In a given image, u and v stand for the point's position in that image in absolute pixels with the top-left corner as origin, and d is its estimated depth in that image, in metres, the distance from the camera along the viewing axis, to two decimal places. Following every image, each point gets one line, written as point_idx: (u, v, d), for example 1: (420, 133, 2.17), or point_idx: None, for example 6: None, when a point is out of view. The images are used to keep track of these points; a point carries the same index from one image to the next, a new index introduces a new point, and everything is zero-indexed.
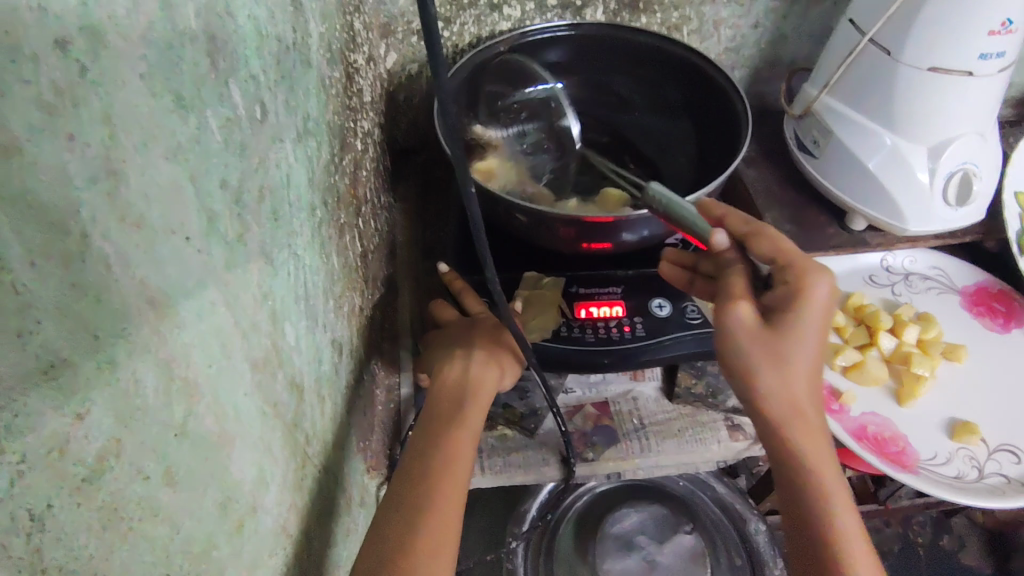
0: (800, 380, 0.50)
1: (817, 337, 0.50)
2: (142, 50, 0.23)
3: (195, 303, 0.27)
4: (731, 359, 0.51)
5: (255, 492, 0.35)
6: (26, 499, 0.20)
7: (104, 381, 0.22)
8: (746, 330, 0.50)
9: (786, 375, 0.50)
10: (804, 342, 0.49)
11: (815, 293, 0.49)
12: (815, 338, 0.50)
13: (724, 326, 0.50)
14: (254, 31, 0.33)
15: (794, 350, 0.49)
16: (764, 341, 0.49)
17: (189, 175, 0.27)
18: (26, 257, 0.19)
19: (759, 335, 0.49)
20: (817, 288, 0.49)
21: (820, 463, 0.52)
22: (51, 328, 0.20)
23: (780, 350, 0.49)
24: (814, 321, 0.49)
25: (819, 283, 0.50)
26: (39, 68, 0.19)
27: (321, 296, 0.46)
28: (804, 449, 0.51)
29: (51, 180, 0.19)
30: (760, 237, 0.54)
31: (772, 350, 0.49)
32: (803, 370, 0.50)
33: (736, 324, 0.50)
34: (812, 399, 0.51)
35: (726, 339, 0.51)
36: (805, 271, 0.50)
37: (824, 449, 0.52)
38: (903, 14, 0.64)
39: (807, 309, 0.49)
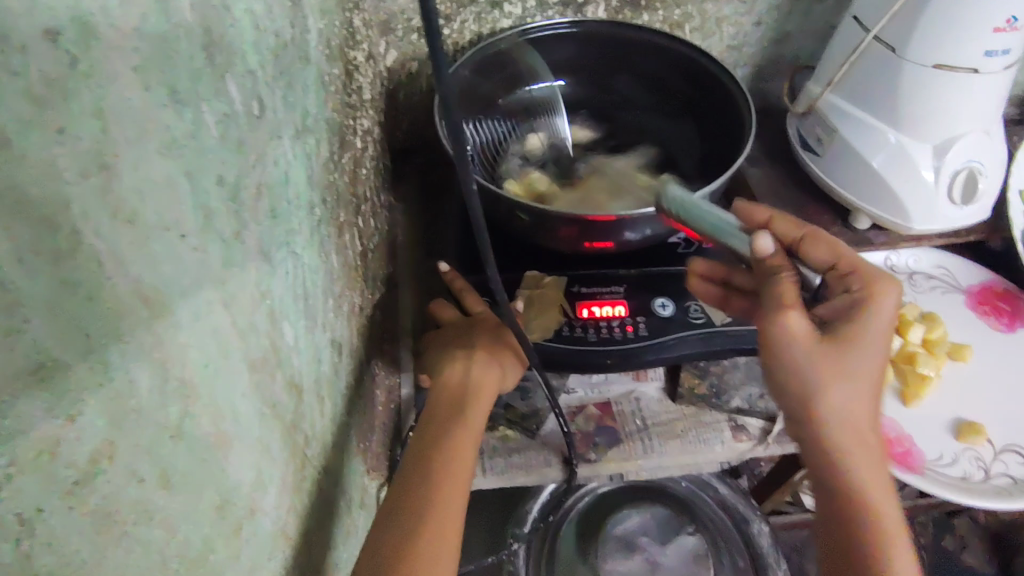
0: (863, 394, 0.50)
1: (881, 349, 0.50)
2: (135, 42, 0.22)
3: (191, 301, 0.27)
4: (782, 366, 0.51)
5: (253, 494, 0.35)
6: (14, 504, 0.19)
7: (96, 381, 0.22)
8: (807, 338, 0.49)
9: (848, 386, 0.50)
10: (866, 353, 0.50)
11: (881, 302, 0.50)
12: (879, 350, 0.50)
13: (780, 335, 0.50)
14: (252, 26, 0.32)
15: (855, 361, 0.49)
16: (825, 350, 0.49)
17: (185, 171, 0.26)
18: (13, 254, 0.18)
19: (820, 344, 0.49)
20: (883, 297, 0.50)
21: (872, 479, 0.51)
22: (41, 327, 0.19)
23: (842, 359, 0.49)
24: (880, 331, 0.50)
25: (886, 291, 0.50)
26: (27, 59, 0.18)
27: (320, 295, 0.46)
28: (858, 463, 0.51)
29: (40, 175, 0.19)
30: (815, 241, 0.54)
31: (835, 358, 0.49)
32: (866, 381, 0.50)
33: (795, 331, 0.49)
34: (871, 414, 0.51)
35: (784, 348, 0.50)
36: (871, 279, 0.51)
37: (879, 467, 0.52)
38: (907, 10, 0.64)
39: (872, 318, 0.50)
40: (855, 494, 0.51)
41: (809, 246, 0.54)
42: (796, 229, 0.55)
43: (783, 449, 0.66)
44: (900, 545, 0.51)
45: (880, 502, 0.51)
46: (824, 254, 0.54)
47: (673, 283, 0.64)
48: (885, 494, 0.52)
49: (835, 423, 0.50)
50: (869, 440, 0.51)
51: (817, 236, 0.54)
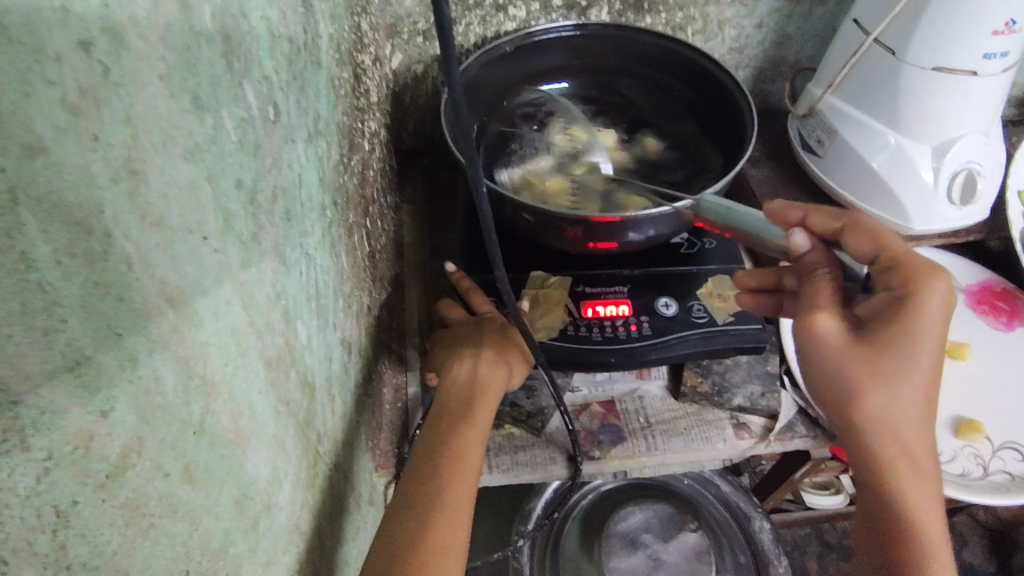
0: (909, 405, 0.47)
1: (930, 351, 0.46)
2: (160, 51, 0.23)
3: (211, 301, 0.28)
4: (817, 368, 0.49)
5: (270, 490, 0.35)
6: (51, 496, 0.20)
7: (126, 378, 0.22)
8: (838, 344, 0.47)
9: (886, 393, 0.47)
10: (906, 361, 0.46)
11: (926, 301, 0.46)
12: (928, 354, 0.46)
13: (810, 338, 0.48)
14: (267, 32, 0.33)
15: (894, 370, 0.46)
16: (860, 360, 0.47)
17: (207, 175, 0.27)
18: (52, 256, 0.19)
19: (851, 353, 0.47)
20: (931, 294, 0.46)
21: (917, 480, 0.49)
22: (76, 326, 0.20)
23: (877, 370, 0.46)
24: (926, 335, 0.46)
25: (939, 287, 0.46)
26: (64, 70, 0.19)
27: (331, 295, 0.46)
28: (904, 468, 0.49)
29: (75, 179, 0.19)
30: (856, 230, 0.51)
31: (867, 370, 0.47)
32: (911, 390, 0.47)
33: (825, 336, 0.48)
34: (920, 419, 0.48)
35: (815, 353, 0.49)
36: (917, 273, 0.47)
37: (925, 470, 0.50)
38: (905, 15, 0.65)
39: (926, 314, 0.46)
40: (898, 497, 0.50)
41: (851, 235, 0.51)
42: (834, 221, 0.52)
43: (784, 447, 0.67)
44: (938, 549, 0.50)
45: (922, 503, 0.50)
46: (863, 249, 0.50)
47: (675, 283, 0.65)
48: (930, 496, 0.50)
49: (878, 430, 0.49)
50: (916, 445, 0.49)
51: (861, 228, 0.51)
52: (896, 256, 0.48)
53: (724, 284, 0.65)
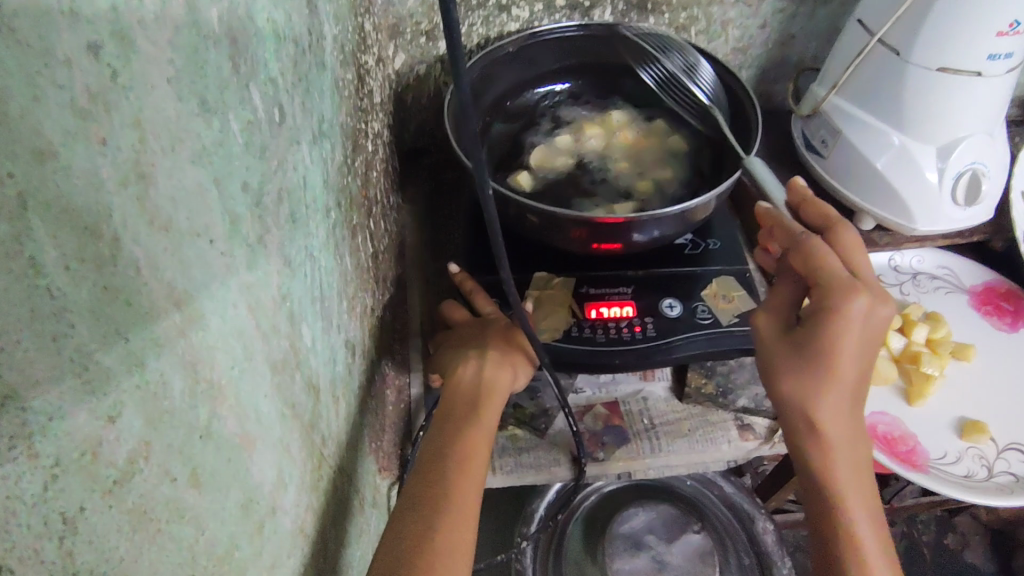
0: (828, 409, 0.51)
1: (845, 357, 0.50)
2: (168, 55, 0.23)
3: (218, 305, 0.27)
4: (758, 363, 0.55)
5: (275, 493, 0.35)
6: (59, 502, 0.20)
7: (134, 382, 0.22)
8: (768, 342, 0.54)
9: (802, 394, 0.51)
10: (814, 364, 0.50)
11: (840, 315, 0.49)
12: (842, 359, 0.50)
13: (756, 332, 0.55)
14: (273, 34, 0.33)
15: (801, 370, 0.51)
16: (779, 360, 0.52)
17: (214, 178, 0.27)
18: (61, 261, 0.19)
19: (778, 353, 0.53)
20: (845, 309, 0.49)
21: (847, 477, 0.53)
22: (85, 331, 0.20)
23: (793, 370, 0.51)
24: (839, 344, 0.50)
25: (847, 305, 0.49)
26: (73, 74, 0.19)
27: (335, 297, 0.46)
28: (832, 466, 0.53)
29: (85, 184, 0.19)
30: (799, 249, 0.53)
31: (785, 371, 0.52)
32: (828, 394, 0.51)
33: (760, 334, 0.54)
34: (844, 420, 0.52)
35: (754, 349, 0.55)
36: (835, 289, 0.49)
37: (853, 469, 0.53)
38: (910, 16, 0.65)
39: (833, 326, 0.49)
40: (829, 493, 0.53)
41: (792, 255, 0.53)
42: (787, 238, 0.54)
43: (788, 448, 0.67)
44: (870, 550, 0.52)
45: (851, 502, 0.53)
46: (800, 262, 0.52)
47: (679, 284, 0.65)
48: (858, 497, 0.53)
49: (801, 428, 0.53)
50: (839, 444, 0.52)
51: (799, 245, 0.52)
52: (824, 273, 0.50)
53: (728, 286, 0.65)
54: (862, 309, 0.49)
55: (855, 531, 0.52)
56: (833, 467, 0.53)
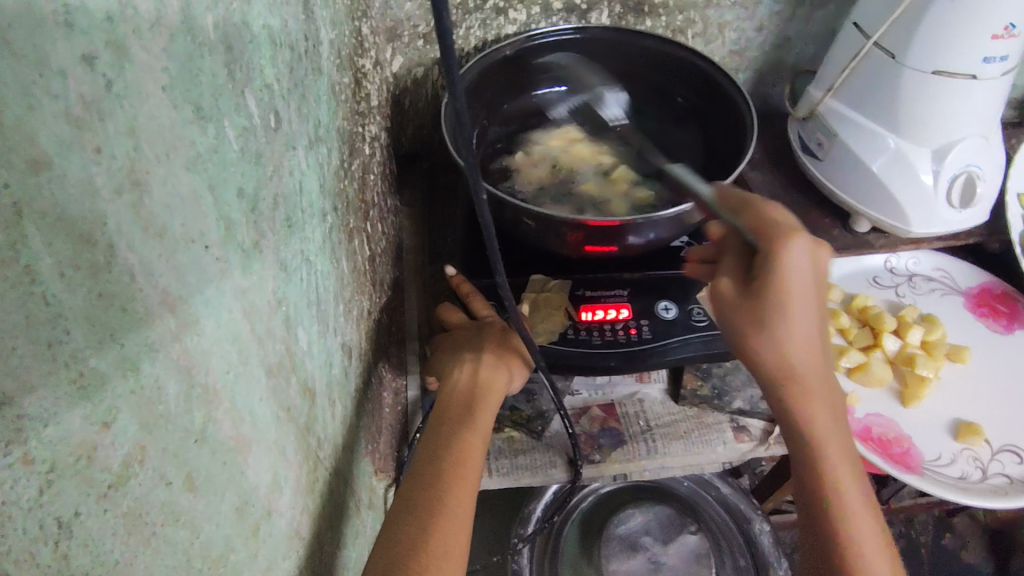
0: (794, 357, 0.50)
1: (800, 305, 0.47)
2: (163, 63, 0.23)
3: (213, 310, 0.28)
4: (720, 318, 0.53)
5: (270, 496, 0.36)
6: (55, 507, 0.20)
7: (128, 388, 0.22)
8: (724, 301, 0.50)
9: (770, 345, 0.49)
10: (773, 314, 0.48)
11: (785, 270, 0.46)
12: (796, 310, 0.48)
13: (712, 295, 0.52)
14: (268, 40, 0.33)
15: (761, 321, 0.48)
16: (738, 322, 0.50)
17: (209, 184, 0.27)
18: (56, 268, 0.19)
19: (735, 313, 0.50)
20: (785, 262, 0.45)
21: (823, 415, 0.52)
22: (80, 337, 0.20)
23: (753, 328, 0.49)
24: (790, 296, 0.47)
25: (790, 256, 0.45)
26: (68, 84, 0.19)
27: (332, 300, 0.47)
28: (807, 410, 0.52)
29: (79, 192, 0.20)
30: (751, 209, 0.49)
31: (745, 329, 0.49)
32: (789, 343, 0.49)
33: (719, 297, 0.51)
34: (812, 362, 0.50)
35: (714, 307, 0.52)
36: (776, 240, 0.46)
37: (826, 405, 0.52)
38: (905, 19, 0.65)
39: (780, 279, 0.46)
40: (805, 436, 0.53)
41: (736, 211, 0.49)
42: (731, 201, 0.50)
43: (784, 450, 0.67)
44: (848, 486, 0.53)
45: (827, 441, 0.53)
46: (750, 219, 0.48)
47: (675, 286, 0.65)
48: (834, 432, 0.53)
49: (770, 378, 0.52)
50: (810, 387, 0.51)
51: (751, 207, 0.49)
52: (769, 225, 0.47)
53: None
54: (806, 257, 0.45)
55: (834, 470, 0.53)
56: (806, 411, 0.52)
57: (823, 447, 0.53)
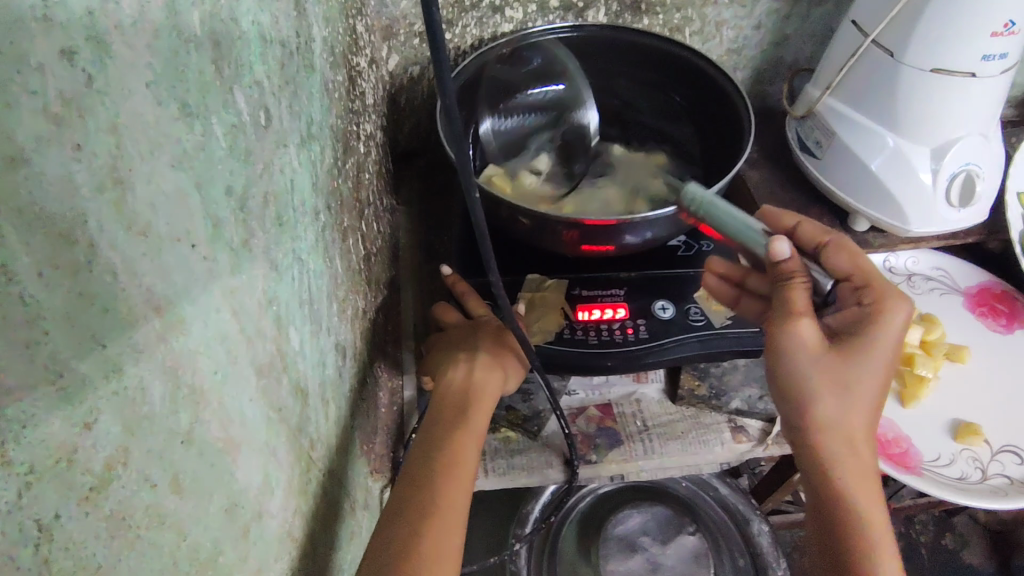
0: (861, 412, 0.52)
1: (881, 364, 0.52)
2: (147, 59, 0.23)
3: (200, 309, 0.27)
4: (788, 367, 0.52)
5: (261, 497, 0.35)
6: (34, 510, 0.20)
7: (111, 389, 0.22)
8: (810, 345, 0.51)
9: (851, 397, 0.51)
10: (869, 362, 0.51)
11: (892, 322, 0.52)
12: (880, 365, 0.52)
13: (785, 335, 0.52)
14: (258, 37, 0.33)
15: (856, 368, 0.51)
16: (827, 367, 0.51)
17: (196, 182, 0.27)
18: (33, 267, 0.19)
19: (824, 357, 0.51)
20: (893, 317, 0.52)
21: (865, 480, 0.53)
22: (59, 338, 0.20)
23: (844, 374, 0.51)
24: (883, 349, 0.51)
25: (896, 311, 0.52)
26: (46, 80, 0.19)
27: (325, 299, 0.46)
28: (853, 469, 0.53)
29: (58, 190, 0.19)
30: (837, 248, 0.56)
31: (831, 376, 0.51)
32: (866, 398, 0.52)
33: (801, 339, 0.51)
34: (868, 425, 0.53)
35: (790, 351, 0.52)
36: (884, 297, 0.53)
37: (870, 472, 0.53)
38: (904, 16, 0.64)
39: (886, 329, 0.52)
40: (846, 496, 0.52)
41: (832, 253, 0.56)
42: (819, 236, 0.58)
43: (782, 451, 0.67)
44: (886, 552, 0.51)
45: (866, 504, 0.52)
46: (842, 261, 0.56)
47: (672, 285, 0.65)
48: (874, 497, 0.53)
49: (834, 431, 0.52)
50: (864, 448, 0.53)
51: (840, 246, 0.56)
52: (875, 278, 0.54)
53: None
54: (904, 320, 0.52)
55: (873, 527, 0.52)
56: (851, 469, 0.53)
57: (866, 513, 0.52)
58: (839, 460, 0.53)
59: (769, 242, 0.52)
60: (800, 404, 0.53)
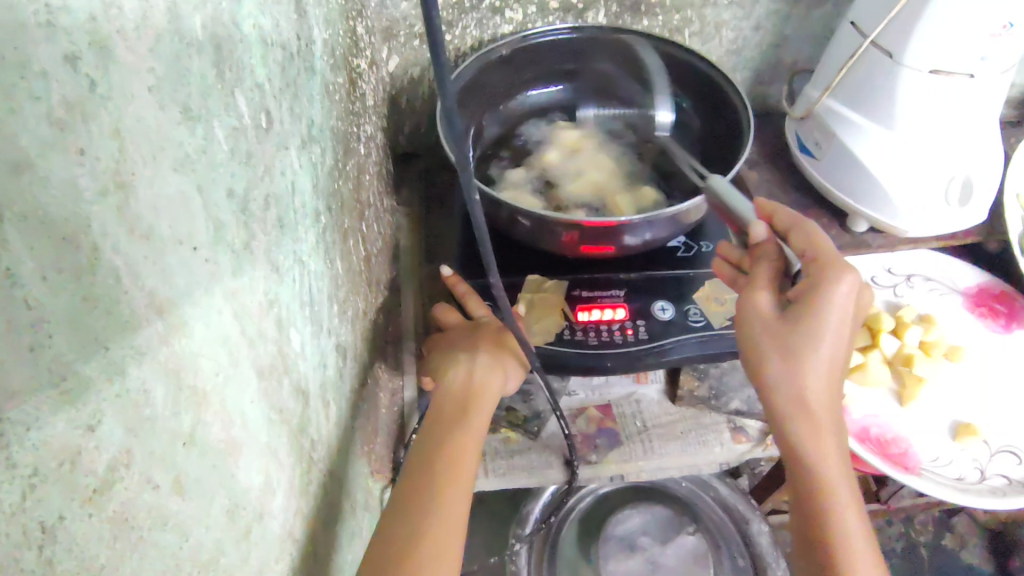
0: (813, 379, 0.52)
1: (828, 335, 0.51)
2: (149, 63, 0.23)
3: (202, 311, 0.27)
4: (744, 341, 0.55)
5: (262, 498, 0.35)
6: (38, 512, 0.20)
7: (114, 392, 0.22)
8: (757, 320, 0.53)
9: (795, 369, 0.52)
10: (814, 334, 0.51)
11: (831, 295, 0.50)
12: (827, 336, 0.51)
13: (745, 310, 0.54)
14: (259, 41, 0.33)
15: (800, 341, 0.51)
16: (773, 336, 0.52)
17: (198, 185, 0.27)
18: (37, 272, 0.19)
19: (770, 330, 0.52)
20: (835, 288, 0.50)
21: (828, 452, 0.54)
22: (63, 341, 0.20)
23: (787, 345, 0.52)
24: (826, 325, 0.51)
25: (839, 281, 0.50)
26: (50, 86, 0.19)
27: (326, 301, 0.46)
28: (812, 444, 0.53)
29: (62, 196, 0.19)
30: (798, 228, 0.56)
31: (774, 349, 0.52)
32: (813, 369, 0.52)
33: (752, 313, 0.53)
34: (825, 394, 0.53)
35: (742, 324, 0.54)
36: (829, 269, 0.51)
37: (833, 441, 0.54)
38: (903, 17, 0.65)
39: (830, 301, 0.51)
40: (810, 472, 0.53)
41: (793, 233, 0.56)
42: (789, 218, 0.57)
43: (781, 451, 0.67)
44: (850, 526, 0.53)
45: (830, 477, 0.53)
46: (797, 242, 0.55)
47: (672, 287, 0.65)
48: (840, 470, 0.54)
49: (786, 403, 0.53)
50: (821, 419, 0.53)
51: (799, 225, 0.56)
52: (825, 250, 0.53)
53: (720, 288, 0.64)
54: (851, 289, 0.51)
55: (838, 501, 0.53)
56: (811, 440, 0.54)
57: (829, 485, 0.53)
58: (797, 432, 0.54)
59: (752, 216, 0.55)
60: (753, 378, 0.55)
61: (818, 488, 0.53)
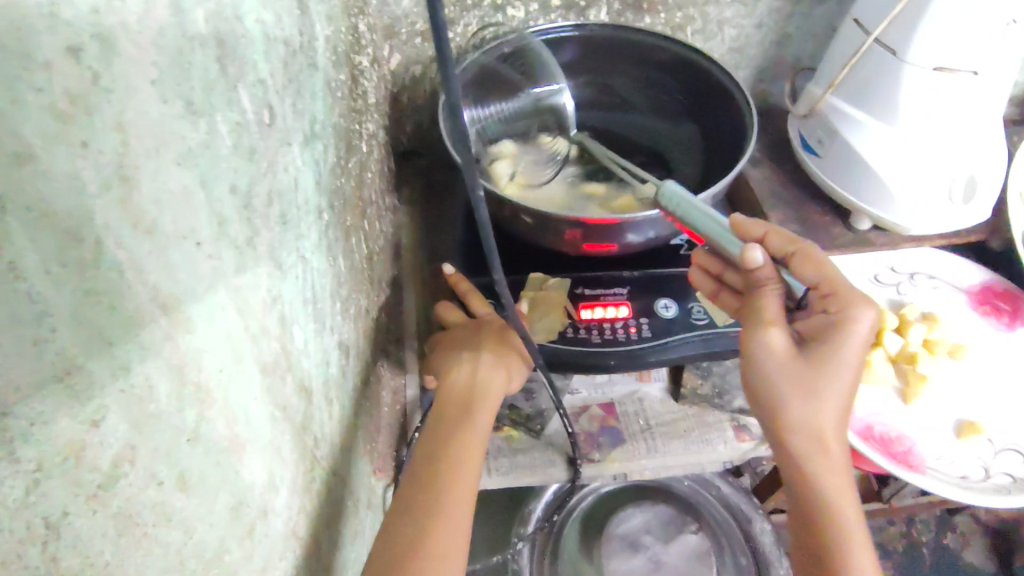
0: (830, 415, 0.52)
1: (847, 373, 0.51)
2: (152, 56, 0.23)
3: (206, 307, 0.27)
4: (756, 377, 0.53)
5: (266, 495, 0.35)
6: (42, 507, 0.20)
7: (118, 387, 0.22)
8: (777, 359, 0.51)
9: (817, 406, 0.51)
10: (836, 372, 0.51)
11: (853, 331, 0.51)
12: (846, 374, 0.51)
13: (756, 348, 0.52)
14: (262, 36, 0.33)
15: (825, 380, 0.51)
16: (795, 374, 0.51)
17: (201, 180, 0.27)
18: (41, 265, 0.19)
19: (792, 367, 0.51)
20: (856, 324, 0.51)
21: (841, 486, 0.53)
22: (67, 336, 0.20)
23: (811, 383, 0.51)
24: (848, 361, 0.51)
25: (859, 318, 0.51)
26: (53, 76, 0.18)
27: (328, 298, 0.46)
28: (827, 478, 0.53)
29: (66, 187, 0.19)
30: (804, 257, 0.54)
31: (798, 388, 0.51)
32: (832, 406, 0.51)
33: (771, 352, 0.51)
34: (838, 429, 0.53)
35: (757, 360, 0.52)
36: (848, 306, 0.51)
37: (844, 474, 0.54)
38: (905, 15, 0.65)
39: (850, 339, 0.51)
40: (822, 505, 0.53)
41: (800, 262, 0.54)
42: (787, 243, 0.55)
43: None
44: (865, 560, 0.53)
45: (843, 510, 0.53)
46: (806, 272, 0.54)
47: (674, 284, 0.65)
48: (851, 502, 0.54)
49: (803, 438, 0.53)
50: (835, 454, 0.53)
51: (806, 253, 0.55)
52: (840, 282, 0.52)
53: None
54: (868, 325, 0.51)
55: (852, 537, 0.53)
56: (825, 475, 0.53)
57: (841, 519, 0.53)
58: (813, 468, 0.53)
59: (739, 248, 0.51)
60: (766, 412, 0.54)
61: (831, 522, 0.53)
